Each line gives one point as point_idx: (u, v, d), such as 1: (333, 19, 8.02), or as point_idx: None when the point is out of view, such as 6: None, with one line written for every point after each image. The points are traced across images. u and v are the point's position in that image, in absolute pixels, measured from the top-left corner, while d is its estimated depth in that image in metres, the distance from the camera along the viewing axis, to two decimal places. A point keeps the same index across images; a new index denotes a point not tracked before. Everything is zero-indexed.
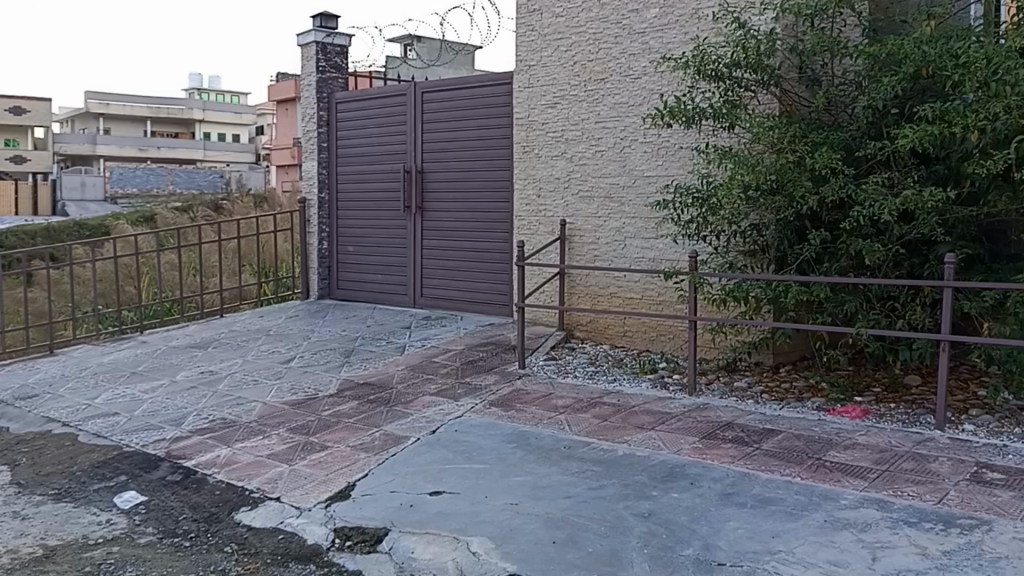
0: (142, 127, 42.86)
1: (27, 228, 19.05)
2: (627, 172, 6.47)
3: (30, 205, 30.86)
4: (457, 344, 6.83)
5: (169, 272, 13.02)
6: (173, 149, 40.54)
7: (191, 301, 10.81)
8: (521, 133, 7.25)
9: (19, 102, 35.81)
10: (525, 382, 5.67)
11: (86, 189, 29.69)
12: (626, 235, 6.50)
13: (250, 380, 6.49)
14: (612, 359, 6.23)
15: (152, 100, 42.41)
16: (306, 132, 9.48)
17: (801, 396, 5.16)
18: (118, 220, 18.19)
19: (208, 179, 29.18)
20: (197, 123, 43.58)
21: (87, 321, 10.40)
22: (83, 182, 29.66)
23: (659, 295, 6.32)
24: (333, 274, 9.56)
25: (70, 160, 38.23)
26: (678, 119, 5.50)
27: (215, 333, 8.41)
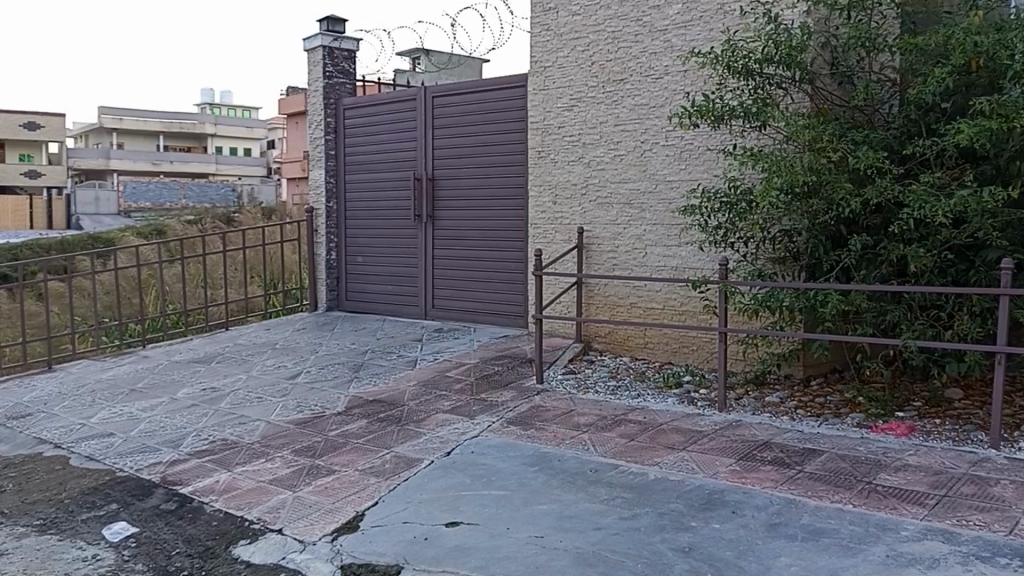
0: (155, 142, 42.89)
1: (42, 243, 18.89)
2: (648, 177, 6.17)
3: (44, 220, 30.81)
4: (471, 358, 6.52)
5: (175, 284, 12.81)
6: (186, 162, 40.54)
7: (198, 314, 10.56)
8: (537, 138, 6.97)
9: (37, 117, 35.19)
10: (544, 398, 5.36)
11: (101, 204, 29.29)
12: (647, 243, 6.19)
13: (254, 397, 6.21)
14: (633, 372, 5.90)
15: (163, 115, 42.44)
16: (313, 139, 9.22)
17: (839, 411, 4.73)
18: (133, 235, 18.09)
19: (222, 193, 29.09)
20: (210, 137, 43.62)
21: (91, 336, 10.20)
22: (98, 197, 29.20)
23: (682, 305, 6.00)
24: (342, 285, 9.29)
25: (84, 175, 38.24)
26: (706, 119, 5.20)
27: (220, 347, 8.15)
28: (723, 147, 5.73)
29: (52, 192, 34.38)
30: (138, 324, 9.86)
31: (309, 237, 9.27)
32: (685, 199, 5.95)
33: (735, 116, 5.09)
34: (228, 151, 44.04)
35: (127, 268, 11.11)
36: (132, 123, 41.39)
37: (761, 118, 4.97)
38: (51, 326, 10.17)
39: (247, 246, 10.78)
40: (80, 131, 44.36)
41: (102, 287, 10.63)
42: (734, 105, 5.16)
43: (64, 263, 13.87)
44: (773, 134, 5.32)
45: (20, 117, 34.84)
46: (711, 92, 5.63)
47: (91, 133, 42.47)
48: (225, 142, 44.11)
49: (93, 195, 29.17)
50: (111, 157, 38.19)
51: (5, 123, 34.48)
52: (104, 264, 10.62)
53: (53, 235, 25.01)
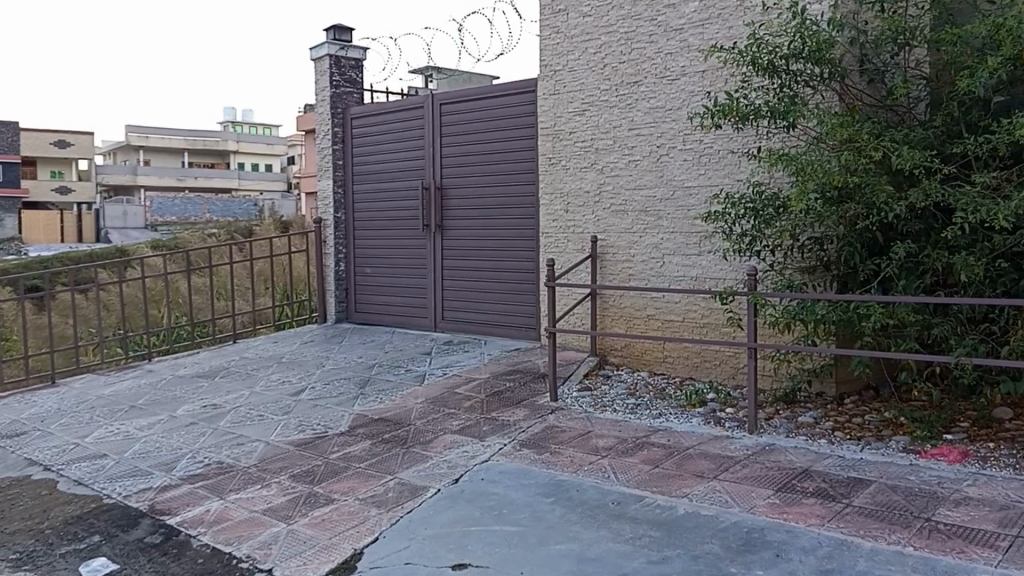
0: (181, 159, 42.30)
1: (64, 256, 18.66)
2: (665, 183, 5.77)
3: (72, 234, 30.64)
4: (482, 373, 6.17)
5: (191, 295, 12.59)
6: (208, 178, 40.29)
7: (210, 327, 10.26)
8: (547, 144, 6.58)
9: (64, 134, 35.03)
10: (558, 417, 4.99)
11: (129, 217, 29.45)
12: (664, 252, 5.80)
13: (255, 415, 5.89)
14: (652, 390, 5.51)
15: (186, 131, 41.88)
16: (320, 149, 8.94)
17: (880, 433, 4.33)
18: (153, 247, 17.86)
19: (241, 207, 28.91)
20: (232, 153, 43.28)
21: (107, 349, 10.02)
22: (126, 211, 29.29)
23: (703, 318, 5.60)
24: (351, 296, 9.00)
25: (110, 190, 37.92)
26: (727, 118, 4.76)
27: (223, 360, 7.84)
28: (747, 151, 5.31)
29: (77, 206, 34.32)
30: (149, 335, 9.58)
31: (317, 248, 8.95)
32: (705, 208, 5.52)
33: (762, 116, 4.64)
34: (249, 167, 43.07)
35: (138, 279, 10.85)
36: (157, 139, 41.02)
37: (789, 119, 4.53)
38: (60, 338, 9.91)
39: (260, 257, 10.53)
40: (104, 145, 44.21)
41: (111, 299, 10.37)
42: (759, 103, 4.72)
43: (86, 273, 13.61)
44: (808, 129, 4.68)
45: (50, 135, 34.86)
46: (734, 89, 5.28)
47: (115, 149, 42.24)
48: (247, 159, 42.94)
49: (123, 211, 29.30)
50: (137, 173, 37.89)
51: (37, 142, 34.33)
52: (113, 275, 10.36)
53: (82, 248, 24.91)
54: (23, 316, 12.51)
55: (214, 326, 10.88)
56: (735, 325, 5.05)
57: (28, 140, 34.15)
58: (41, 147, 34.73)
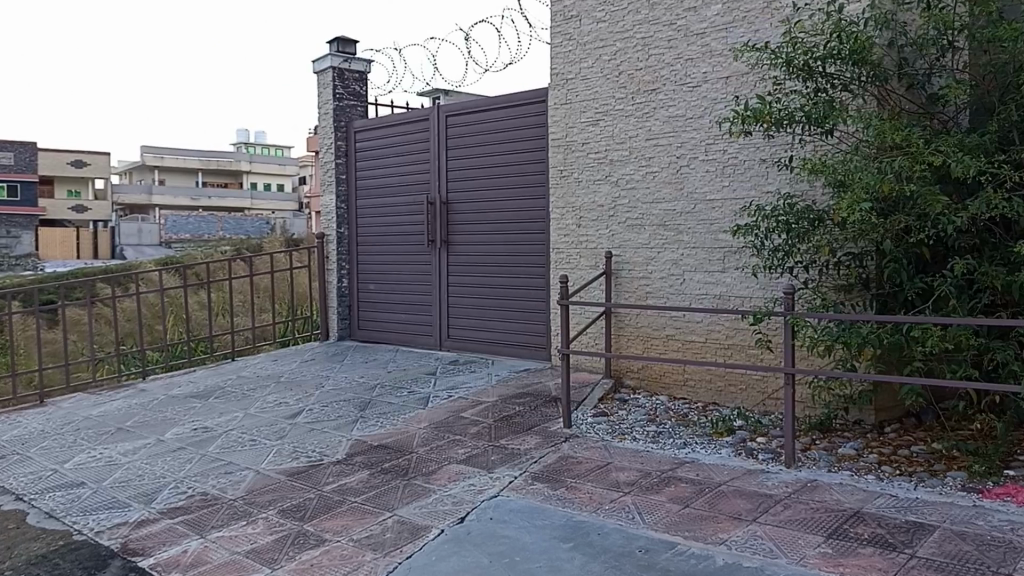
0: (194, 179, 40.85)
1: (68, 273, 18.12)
2: (685, 197, 5.33)
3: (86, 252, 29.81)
4: (489, 397, 5.64)
5: (197, 311, 12.17)
6: (221, 196, 39.03)
7: (214, 341, 9.74)
8: (558, 155, 6.18)
9: (82, 154, 34.18)
10: (573, 446, 4.55)
11: (143, 236, 27.96)
12: (685, 269, 5.35)
13: (247, 440, 5.38)
14: (675, 416, 4.99)
15: (202, 150, 40.91)
16: (323, 163, 8.59)
17: (934, 467, 3.90)
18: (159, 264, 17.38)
19: (252, 225, 28.54)
20: (246, 174, 41.88)
21: (107, 365, 9.61)
22: (140, 229, 27.85)
23: (727, 338, 5.10)
24: (353, 314, 8.59)
25: (128, 209, 36.80)
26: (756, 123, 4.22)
27: (221, 380, 6.97)
28: (778, 162, 4.84)
29: (89, 224, 33.62)
30: (151, 351, 9.08)
31: (320, 262, 8.59)
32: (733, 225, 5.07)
33: (796, 121, 4.12)
34: (261, 186, 42.13)
35: (139, 293, 10.30)
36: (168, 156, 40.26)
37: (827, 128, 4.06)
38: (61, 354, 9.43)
39: (267, 272, 10.12)
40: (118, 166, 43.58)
41: (114, 314, 9.85)
42: (791, 103, 4.23)
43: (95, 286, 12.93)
44: (844, 136, 4.33)
45: (66, 154, 33.91)
46: (767, 92, 4.81)
47: (127, 169, 41.63)
48: (259, 179, 41.97)
49: (137, 227, 27.80)
50: (152, 191, 36.95)
51: (56, 161, 33.59)
52: (116, 288, 9.79)
53: (87, 264, 24.45)
54: (27, 332, 11.92)
55: (221, 342, 10.46)
56: (765, 347, 4.57)
57: (45, 158, 33.50)
58: (61, 166, 33.85)
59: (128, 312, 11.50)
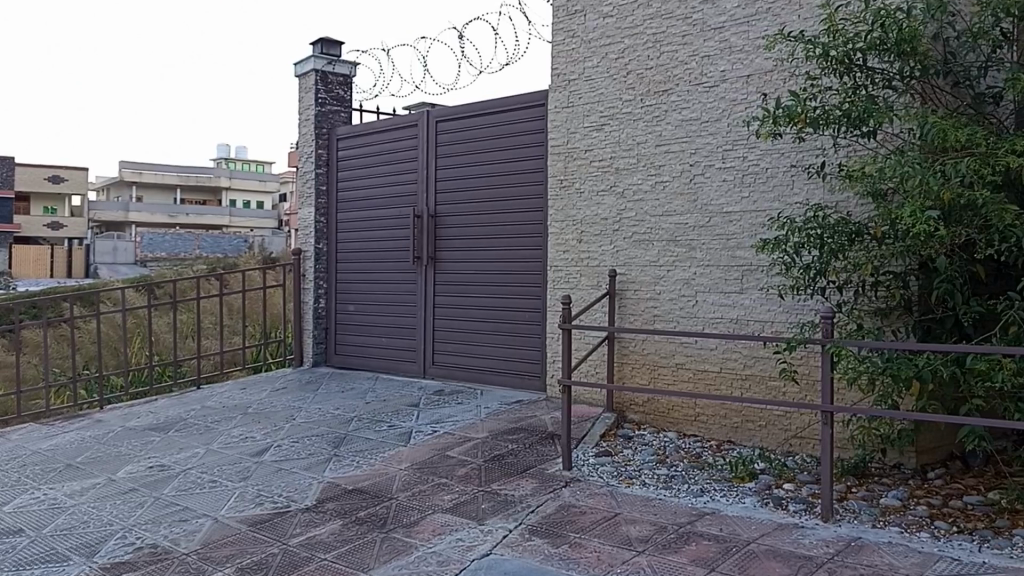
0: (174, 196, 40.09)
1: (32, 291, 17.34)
2: (698, 209, 4.84)
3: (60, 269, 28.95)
4: (478, 432, 5.08)
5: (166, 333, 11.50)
6: (202, 213, 38.31)
7: (183, 365, 9.09)
8: (558, 163, 5.69)
9: (59, 169, 33.44)
10: (575, 492, 4.00)
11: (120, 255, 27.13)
12: (697, 289, 4.84)
13: (206, 482, 4.69)
14: (688, 456, 4.46)
15: (184, 167, 40.24)
16: (302, 173, 8.06)
17: (995, 523, 3.39)
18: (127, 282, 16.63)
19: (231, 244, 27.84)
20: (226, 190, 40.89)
21: (64, 391, 8.93)
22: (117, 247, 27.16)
23: (745, 369, 4.60)
24: (331, 337, 8.02)
25: (105, 226, 35.92)
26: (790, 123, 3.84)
27: (184, 411, 6.35)
28: (805, 170, 4.38)
29: (66, 240, 32.79)
30: (115, 376, 8.42)
31: (296, 281, 8.02)
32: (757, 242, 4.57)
33: (834, 121, 3.73)
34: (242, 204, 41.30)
35: (103, 313, 9.61)
36: (148, 172, 39.40)
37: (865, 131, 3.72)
38: (16, 380, 8.73)
39: (240, 291, 9.51)
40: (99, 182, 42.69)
41: (77, 335, 9.14)
42: (826, 101, 3.84)
43: (59, 303, 12.21)
44: (890, 134, 3.95)
45: (44, 169, 33.28)
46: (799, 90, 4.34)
47: (106, 185, 40.74)
48: (238, 197, 41.02)
49: (113, 246, 26.73)
50: (130, 209, 36.15)
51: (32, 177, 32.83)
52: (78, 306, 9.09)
53: (57, 283, 23.60)
54: None
55: (188, 366, 9.82)
56: (790, 379, 4.06)
57: (21, 173, 32.72)
58: (36, 181, 33.06)
59: (92, 333, 10.80)
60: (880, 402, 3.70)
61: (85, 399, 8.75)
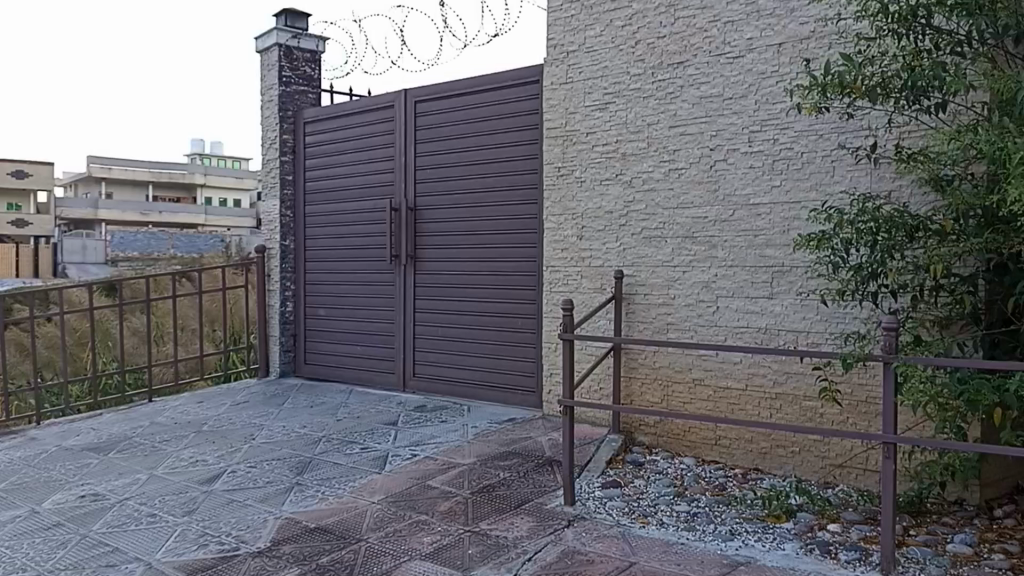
0: (147, 194, 39.03)
1: None
2: (720, 200, 4.44)
3: (25, 268, 27.79)
4: (464, 457, 4.42)
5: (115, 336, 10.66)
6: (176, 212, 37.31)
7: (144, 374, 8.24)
8: (555, 149, 5.22)
9: (24, 165, 32.27)
10: (580, 534, 3.34)
11: (89, 253, 26.20)
12: (718, 293, 4.45)
13: (144, 516, 3.88)
14: (711, 489, 3.86)
15: (158, 165, 39.21)
16: (266, 162, 7.35)
17: None
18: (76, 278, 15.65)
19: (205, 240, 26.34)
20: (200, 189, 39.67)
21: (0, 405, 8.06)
22: (85, 245, 26.28)
23: (775, 387, 4.16)
24: (299, 345, 7.33)
25: (72, 224, 34.66)
26: (842, 95, 3.39)
27: (129, 430, 5.60)
28: (848, 153, 3.97)
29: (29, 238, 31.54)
30: (66, 386, 7.57)
31: (259, 282, 7.34)
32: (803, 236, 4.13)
33: (894, 91, 3.31)
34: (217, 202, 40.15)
35: (54, 316, 8.72)
36: (118, 170, 38.25)
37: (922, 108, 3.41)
38: None
39: (197, 291, 8.74)
40: (67, 180, 41.38)
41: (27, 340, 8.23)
42: (885, 67, 3.42)
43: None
44: (962, 104, 3.51)
45: (8, 165, 32.05)
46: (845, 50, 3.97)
47: (75, 182, 39.53)
48: (213, 194, 39.99)
49: (82, 244, 26.23)
50: (100, 206, 35.01)
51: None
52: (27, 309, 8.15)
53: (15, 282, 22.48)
54: None
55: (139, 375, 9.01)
56: (829, 400, 3.59)
57: None
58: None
59: (41, 339, 9.86)
60: (943, 427, 3.13)
61: (22, 412, 7.89)
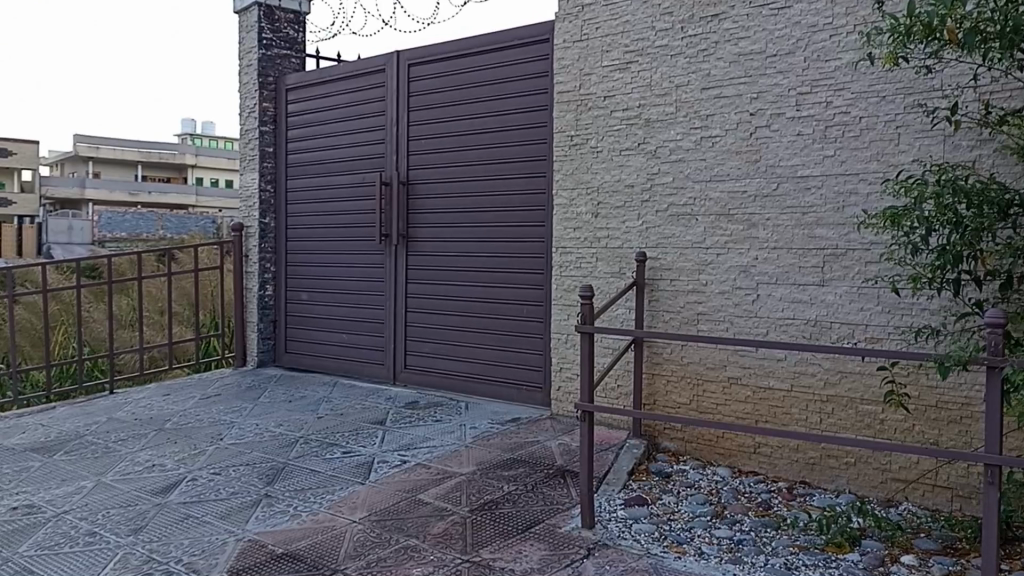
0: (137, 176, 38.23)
1: None
2: (761, 172, 3.87)
3: (11, 249, 27.07)
4: (461, 466, 3.83)
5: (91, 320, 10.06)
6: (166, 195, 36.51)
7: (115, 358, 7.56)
8: (567, 115, 4.64)
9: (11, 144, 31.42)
10: (604, 565, 2.72)
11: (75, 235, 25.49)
12: (758, 280, 3.88)
13: (81, 535, 3.28)
14: (753, 508, 3.28)
15: (148, 147, 38.37)
16: (244, 132, 6.71)
17: None
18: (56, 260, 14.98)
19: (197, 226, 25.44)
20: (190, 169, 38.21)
21: None
22: (72, 227, 25.51)
23: (827, 390, 3.63)
24: (279, 332, 6.72)
25: (60, 204, 33.83)
26: (929, 41, 2.81)
27: (82, 427, 5.01)
28: (919, 117, 3.40)
29: (17, 217, 30.78)
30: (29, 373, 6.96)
31: (236, 263, 6.71)
32: (867, 214, 3.55)
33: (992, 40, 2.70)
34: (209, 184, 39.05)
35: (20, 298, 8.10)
36: (107, 150, 37.41)
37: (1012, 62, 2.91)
38: None
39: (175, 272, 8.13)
40: (56, 161, 40.51)
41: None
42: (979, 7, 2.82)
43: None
44: None
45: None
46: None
47: (64, 163, 38.72)
48: (202, 172, 38.44)
49: (69, 224, 25.51)
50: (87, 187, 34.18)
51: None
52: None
53: None
54: None
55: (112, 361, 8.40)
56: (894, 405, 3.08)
57: None
58: None
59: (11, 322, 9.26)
60: None
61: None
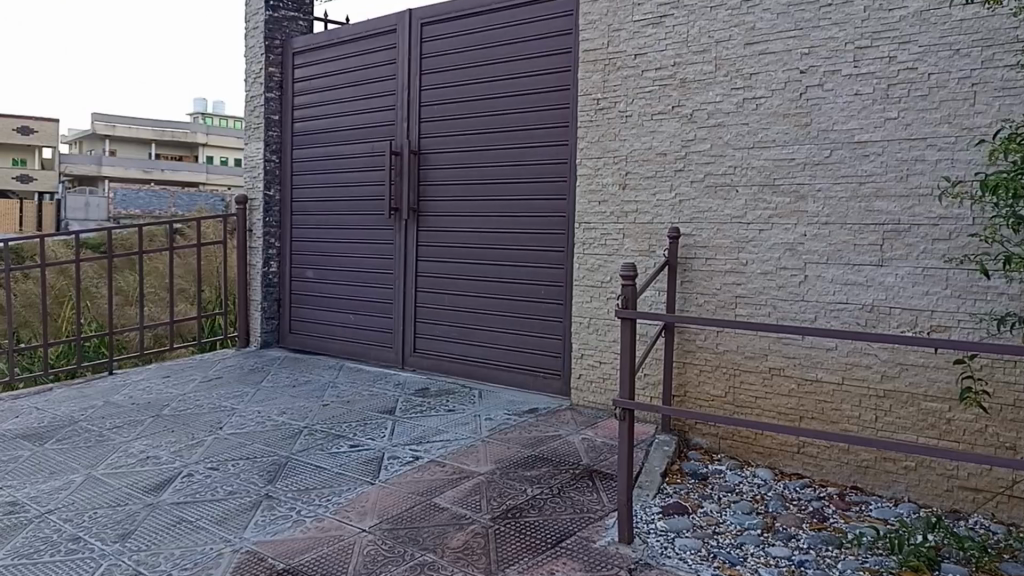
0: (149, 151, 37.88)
1: None
2: (812, 138, 3.47)
3: (30, 226, 26.95)
4: (477, 463, 3.49)
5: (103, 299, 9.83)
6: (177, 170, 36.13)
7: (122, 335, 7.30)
8: (594, 76, 4.23)
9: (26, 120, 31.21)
10: None
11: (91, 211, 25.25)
12: (806, 259, 3.50)
13: (62, 540, 2.97)
14: (808, 520, 2.93)
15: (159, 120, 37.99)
16: (249, 98, 6.33)
17: None
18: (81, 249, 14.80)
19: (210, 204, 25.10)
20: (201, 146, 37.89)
21: None
22: (88, 203, 25.25)
23: (884, 385, 3.27)
24: (284, 311, 6.38)
25: (76, 180, 33.54)
26: None
27: (76, 412, 4.70)
28: (999, 72, 2.99)
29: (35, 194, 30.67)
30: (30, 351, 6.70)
31: (239, 239, 6.36)
32: (934, 186, 3.15)
33: None
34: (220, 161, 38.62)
35: None
36: (122, 126, 37.04)
37: None
38: None
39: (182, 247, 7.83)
40: (70, 136, 40.25)
41: None
42: None
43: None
44: None
45: (14, 120, 31.09)
46: None
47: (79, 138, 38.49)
48: (213, 151, 38.06)
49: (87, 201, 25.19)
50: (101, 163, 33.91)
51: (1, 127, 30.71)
52: None
53: None
54: None
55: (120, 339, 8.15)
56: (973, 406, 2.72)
57: None
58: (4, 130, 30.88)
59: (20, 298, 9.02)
60: None
61: None
